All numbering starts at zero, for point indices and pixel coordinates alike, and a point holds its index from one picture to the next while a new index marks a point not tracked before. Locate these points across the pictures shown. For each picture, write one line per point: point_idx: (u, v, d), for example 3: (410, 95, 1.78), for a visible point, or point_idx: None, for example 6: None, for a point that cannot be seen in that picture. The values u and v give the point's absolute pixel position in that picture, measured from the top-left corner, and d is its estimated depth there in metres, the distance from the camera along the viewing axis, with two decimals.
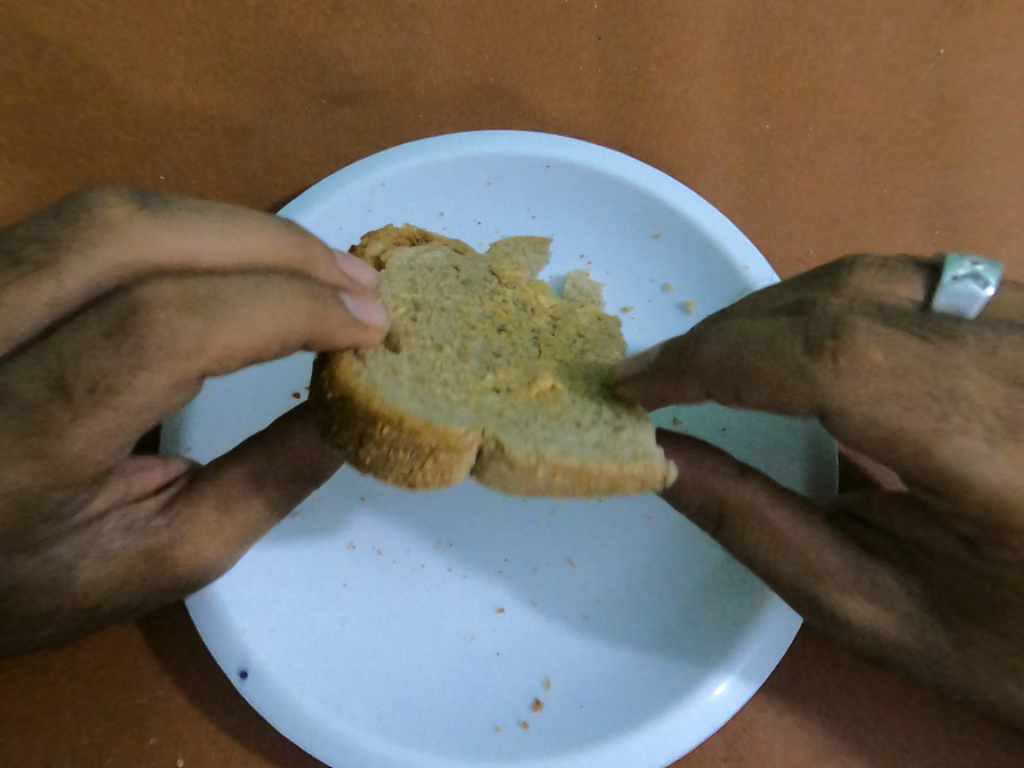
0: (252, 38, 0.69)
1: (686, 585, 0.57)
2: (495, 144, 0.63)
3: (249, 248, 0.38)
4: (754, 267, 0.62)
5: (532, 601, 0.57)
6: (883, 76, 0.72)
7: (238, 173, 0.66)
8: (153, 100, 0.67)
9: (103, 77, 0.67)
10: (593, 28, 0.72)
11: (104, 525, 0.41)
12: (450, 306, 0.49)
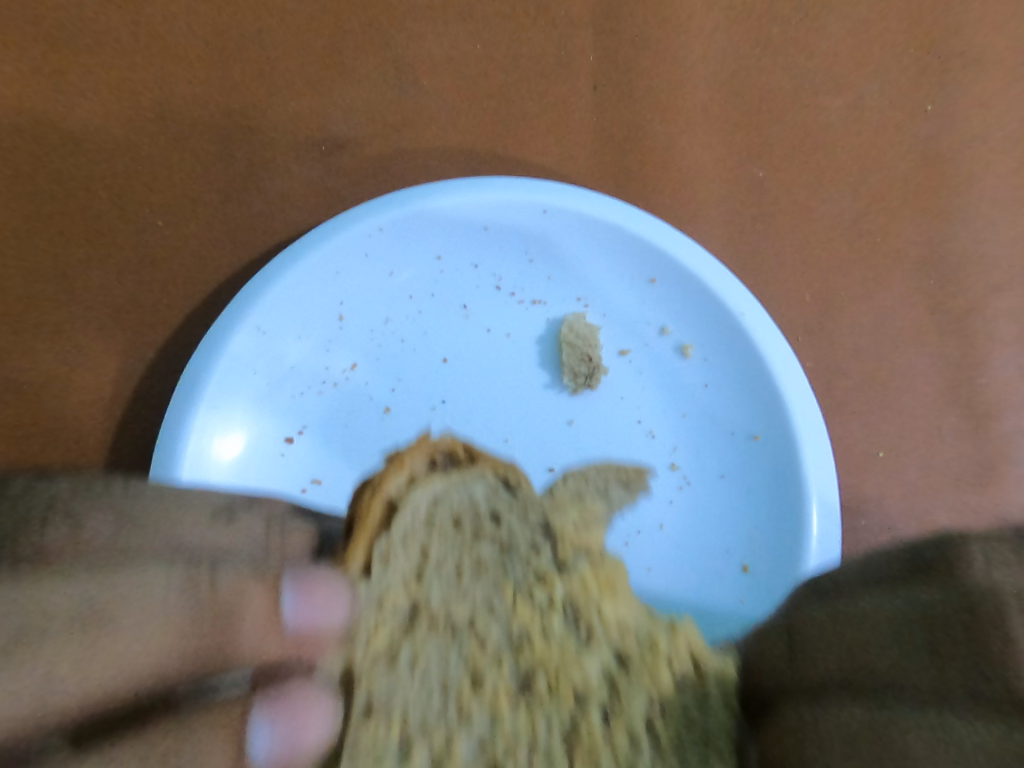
0: (251, 83, 0.69)
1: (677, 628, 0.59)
2: (493, 189, 0.62)
3: (144, 657, 0.33)
4: (749, 314, 0.62)
5: None
6: (878, 130, 0.72)
7: (238, 219, 0.67)
8: (155, 148, 0.68)
9: (107, 130, 0.67)
10: (589, 77, 0.72)
11: None
12: (455, 623, 0.38)
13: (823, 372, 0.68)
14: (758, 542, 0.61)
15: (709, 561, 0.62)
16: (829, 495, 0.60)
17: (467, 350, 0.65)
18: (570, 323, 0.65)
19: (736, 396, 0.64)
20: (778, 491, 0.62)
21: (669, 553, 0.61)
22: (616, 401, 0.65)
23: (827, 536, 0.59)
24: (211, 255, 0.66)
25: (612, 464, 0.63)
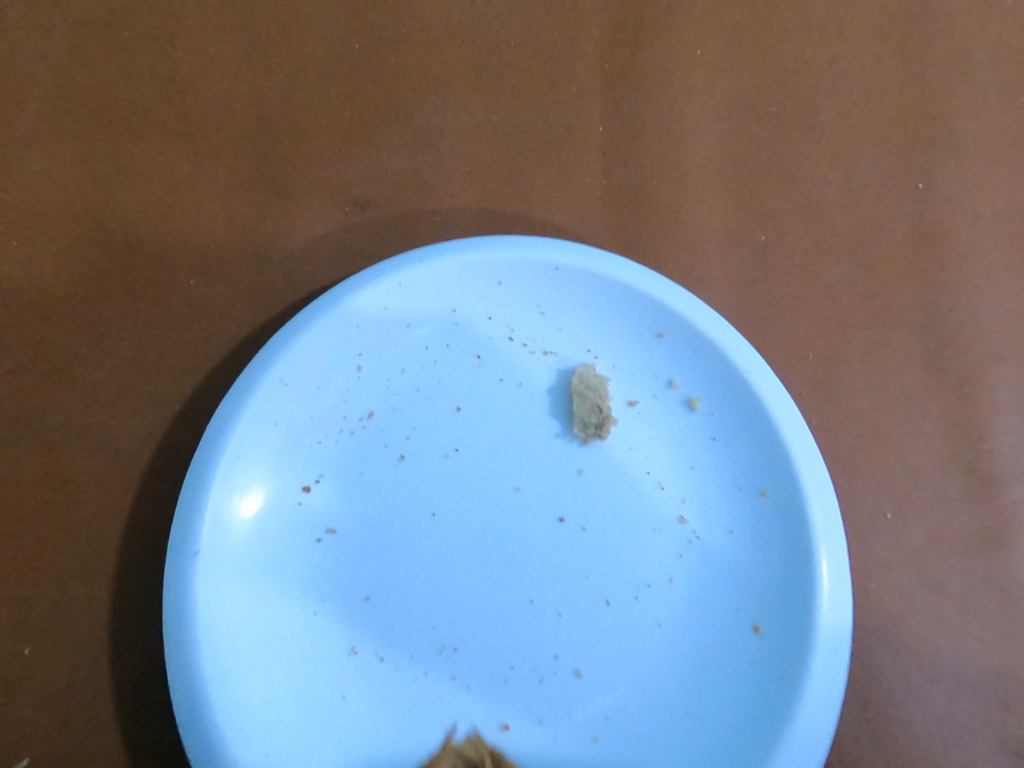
0: (276, 134, 0.66)
1: (688, 677, 0.60)
2: (504, 247, 0.63)
3: None
4: (757, 373, 0.63)
5: (537, 718, 0.58)
6: (876, 200, 0.73)
7: (268, 280, 0.64)
8: (191, 201, 0.64)
9: (134, 180, 0.63)
10: (595, 140, 0.72)
11: None
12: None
13: (826, 432, 0.69)
14: (768, 595, 0.62)
15: (719, 615, 0.62)
16: (837, 551, 0.60)
17: (481, 399, 0.65)
18: (580, 374, 0.65)
19: (742, 449, 0.65)
20: (789, 545, 0.62)
21: (679, 606, 0.62)
22: (627, 451, 0.65)
23: (837, 589, 0.59)
24: (229, 312, 0.63)
25: (621, 515, 0.63)
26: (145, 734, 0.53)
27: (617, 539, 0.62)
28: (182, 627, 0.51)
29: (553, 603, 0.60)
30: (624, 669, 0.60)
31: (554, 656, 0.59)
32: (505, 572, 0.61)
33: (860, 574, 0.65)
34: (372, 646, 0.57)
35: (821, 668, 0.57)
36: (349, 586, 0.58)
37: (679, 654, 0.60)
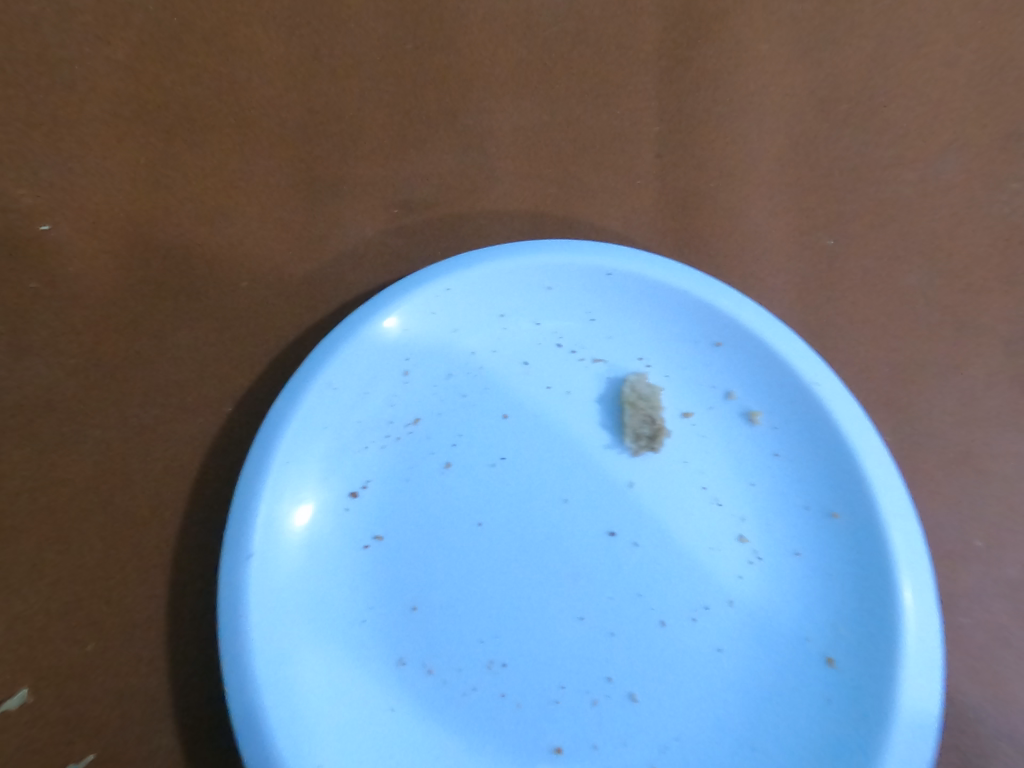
0: (325, 138, 0.65)
1: (757, 708, 0.55)
2: (555, 251, 0.60)
3: None
4: (825, 385, 0.58)
5: (593, 743, 0.53)
6: (961, 200, 0.67)
7: (316, 284, 0.63)
8: (242, 203, 0.63)
9: (187, 180, 0.62)
10: (650, 136, 0.68)
11: None
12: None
13: (905, 451, 0.63)
14: (841, 624, 0.56)
15: (786, 645, 0.56)
16: (923, 576, 0.55)
17: (530, 407, 0.62)
18: (631, 383, 0.62)
19: (807, 466, 0.60)
20: (863, 571, 0.57)
21: (740, 630, 0.57)
22: (680, 465, 0.61)
23: (924, 618, 0.54)
24: (279, 316, 0.62)
25: (677, 534, 0.59)
26: (198, 745, 0.52)
27: (673, 559, 0.58)
28: (236, 632, 0.49)
29: (606, 622, 0.56)
30: (682, 695, 0.55)
31: (606, 678, 0.55)
32: (554, 588, 0.57)
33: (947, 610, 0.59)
34: (419, 658, 0.54)
35: (910, 702, 0.52)
36: (396, 595, 0.55)
37: (744, 684, 0.55)
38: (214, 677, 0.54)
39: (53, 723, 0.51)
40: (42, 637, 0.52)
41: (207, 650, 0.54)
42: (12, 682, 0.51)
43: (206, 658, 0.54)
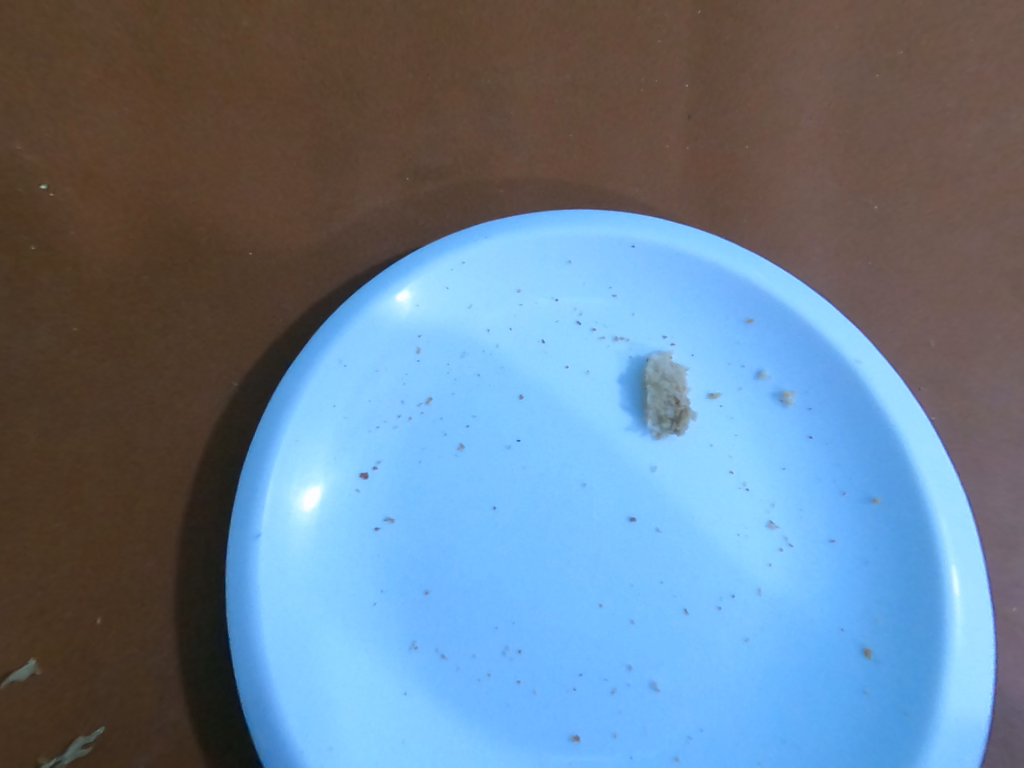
0: (341, 102, 0.63)
1: (794, 706, 0.50)
2: (575, 221, 0.56)
3: None
4: (869, 362, 0.53)
5: (613, 733, 0.50)
6: (1006, 170, 0.66)
7: (326, 253, 0.61)
8: (252, 168, 0.61)
9: (194, 144, 0.60)
10: (680, 101, 0.67)
11: None
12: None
13: (952, 429, 0.62)
14: (883, 616, 0.51)
15: (818, 639, 0.52)
16: (975, 565, 0.49)
17: (546, 386, 0.57)
18: (654, 362, 0.57)
19: (848, 450, 0.55)
20: (911, 564, 0.51)
21: (766, 621, 0.52)
22: (706, 448, 0.56)
23: (975, 613, 0.48)
24: (287, 286, 0.60)
25: (705, 521, 0.54)
26: (204, 726, 0.50)
27: (699, 545, 0.54)
28: (242, 613, 0.47)
29: (626, 609, 0.52)
30: (707, 688, 0.51)
31: (627, 667, 0.51)
32: (572, 574, 0.53)
33: (1001, 599, 0.59)
34: (433, 643, 0.51)
35: (956, 706, 0.47)
36: (409, 579, 0.52)
37: (778, 678, 0.51)
38: (225, 659, 0.51)
39: (59, 698, 0.49)
40: (48, 609, 0.51)
41: (217, 630, 0.52)
42: (16, 655, 0.49)
43: (214, 638, 0.52)
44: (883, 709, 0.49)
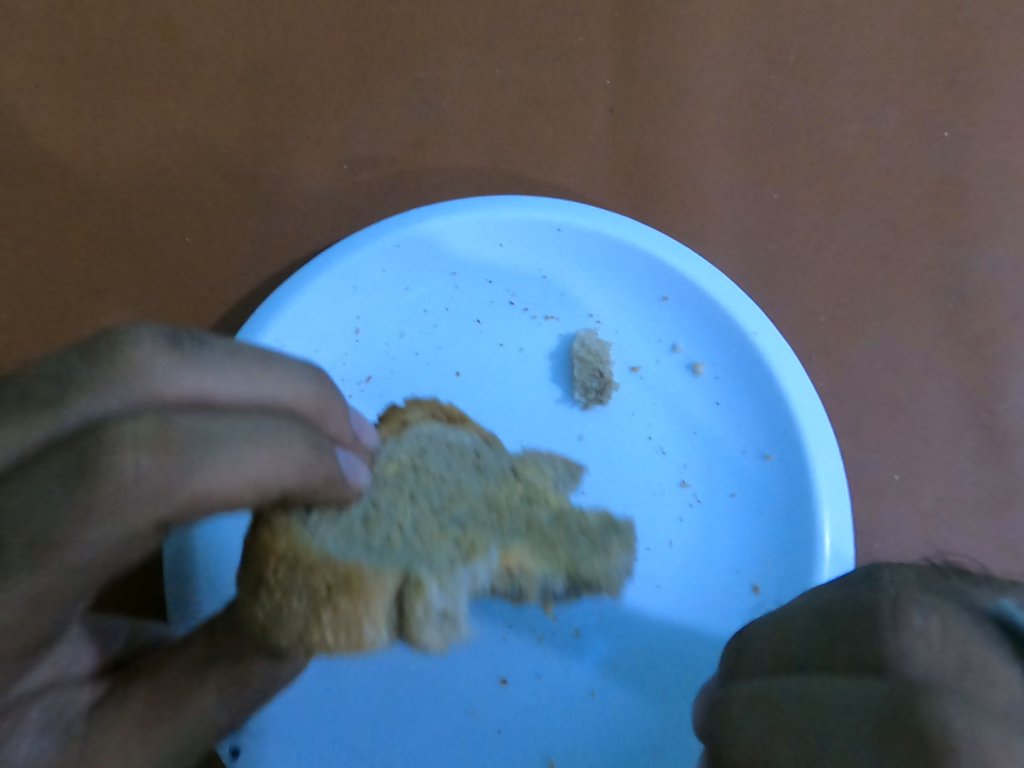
0: (278, 105, 0.72)
1: (685, 638, 0.63)
2: (504, 208, 0.64)
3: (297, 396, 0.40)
4: (764, 335, 0.63)
5: (536, 672, 0.62)
6: (888, 161, 0.74)
7: (265, 241, 0.70)
8: (197, 168, 0.71)
9: (146, 149, 0.71)
10: (604, 96, 0.75)
11: (182, 360, 0.35)
12: (328, 619, 0.41)
13: (839, 393, 0.70)
14: (768, 557, 0.62)
15: (713, 576, 0.63)
16: (843, 514, 0.59)
17: (480, 364, 0.67)
18: (582, 340, 0.66)
19: (745, 413, 0.65)
20: (792, 511, 0.62)
21: (674, 562, 0.64)
22: (627, 415, 0.67)
23: (840, 557, 0.59)
24: (227, 270, 0.69)
25: (620, 474, 0.65)
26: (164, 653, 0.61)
27: (617, 497, 0.65)
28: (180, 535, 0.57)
29: None
30: (617, 625, 0.63)
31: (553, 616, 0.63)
32: None
33: (867, 537, 0.67)
34: None
35: None
36: None
37: (678, 611, 0.63)
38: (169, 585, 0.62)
39: None
40: None
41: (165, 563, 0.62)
42: None
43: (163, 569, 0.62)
44: None
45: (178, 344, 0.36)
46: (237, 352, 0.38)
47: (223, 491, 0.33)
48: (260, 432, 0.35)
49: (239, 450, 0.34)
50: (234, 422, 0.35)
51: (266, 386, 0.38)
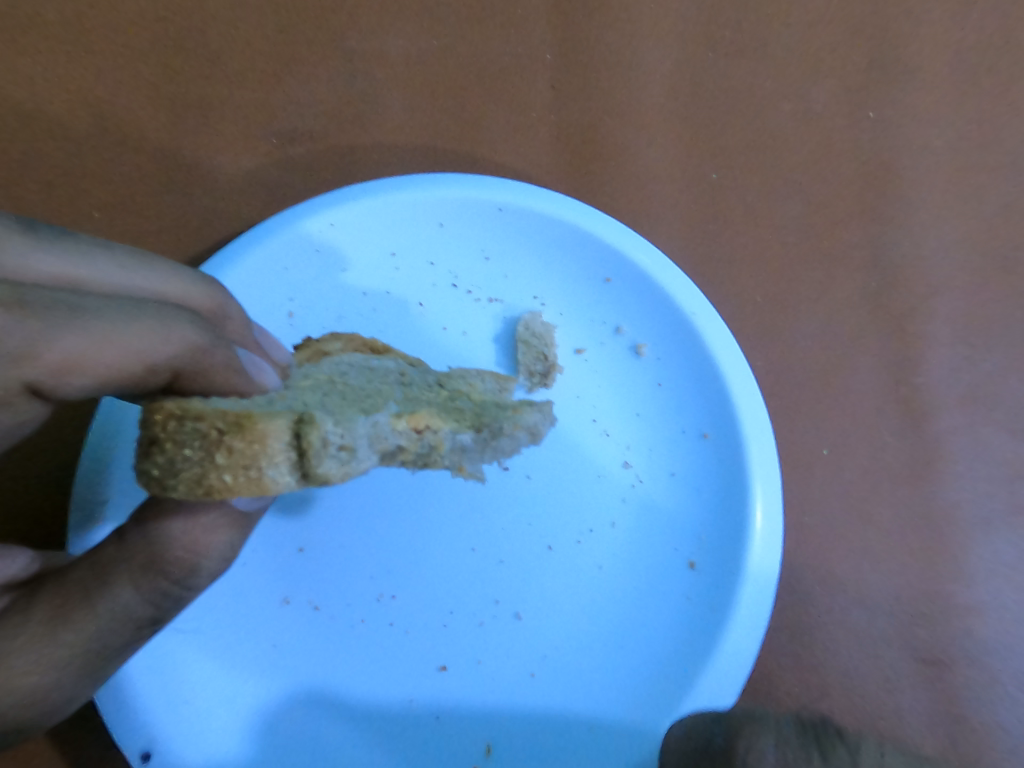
0: (204, 76, 0.72)
1: (625, 622, 0.62)
2: (443, 185, 0.64)
3: (173, 290, 0.49)
4: (701, 316, 0.63)
5: (474, 658, 0.62)
6: (822, 140, 0.75)
7: (188, 209, 0.70)
8: (116, 135, 0.70)
9: (58, 108, 0.69)
10: (544, 72, 0.74)
11: (57, 251, 0.44)
12: (221, 459, 0.39)
13: (773, 372, 0.71)
14: (706, 536, 0.63)
15: (654, 557, 0.63)
16: (772, 493, 0.60)
17: (421, 345, 0.67)
18: (525, 322, 0.66)
19: (687, 393, 0.65)
20: (728, 490, 0.62)
21: (617, 545, 0.64)
22: (573, 399, 0.67)
23: (769, 536, 0.59)
24: (144, 237, 0.68)
25: (564, 457, 0.66)
26: None
27: (561, 481, 0.65)
28: (95, 476, 0.56)
29: (495, 551, 0.64)
30: (558, 609, 0.63)
31: (494, 601, 0.63)
32: (438, 525, 0.65)
33: (797, 509, 0.68)
34: (304, 598, 0.62)
35: (745, 613, 0.58)
36: (284, 540, 0.63)
37: (618, 595, 0.63)
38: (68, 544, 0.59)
39: None
40: None
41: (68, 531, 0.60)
42: None
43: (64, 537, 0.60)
44: (691, 628, 0.60)
45: (57, 240, 0.45)
46: (115, 253, 0.48)
47: (97, 358, 0.38)
48: (136, 311, 0.41)
49: (113, 323, 0.39)
50: (112, 308, 0.40)
51: (138, 282, 0.47)
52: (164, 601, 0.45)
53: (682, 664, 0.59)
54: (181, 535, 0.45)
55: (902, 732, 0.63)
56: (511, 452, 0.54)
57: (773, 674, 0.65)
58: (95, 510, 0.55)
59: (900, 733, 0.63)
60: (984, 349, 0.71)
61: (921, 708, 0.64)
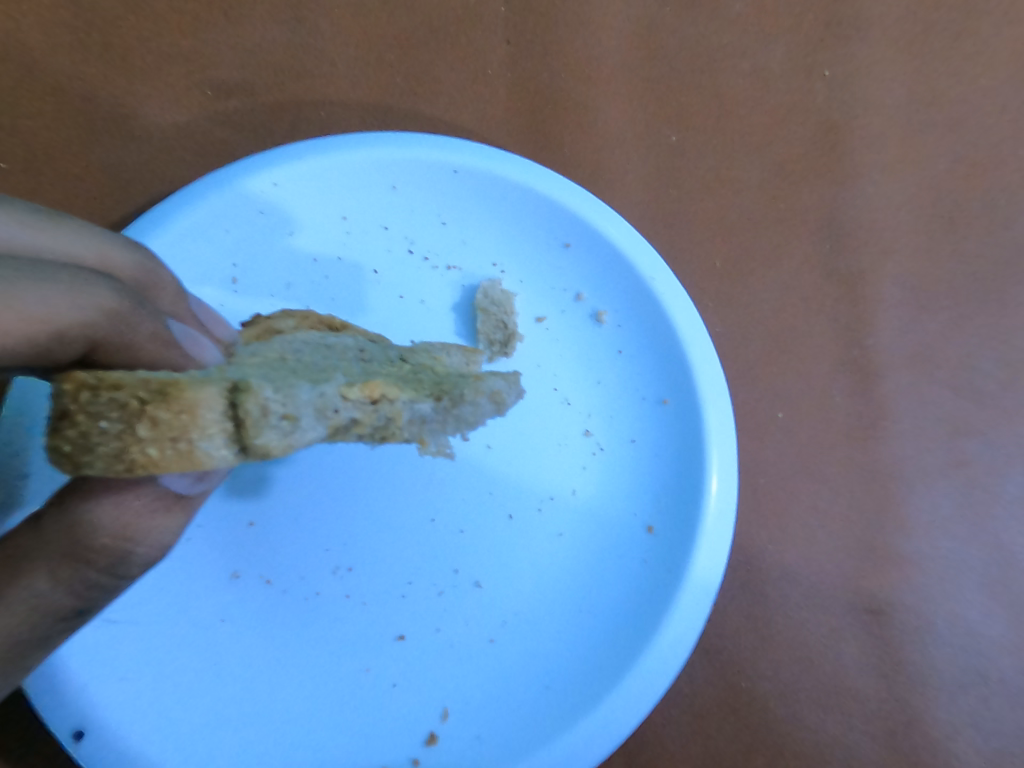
0: (129, 23, 0.66)
1: (584, 587, 0.62)
2: (394, 144, 0.60)
3: (96, 255, 0.45)
4: (660, 279, 0.61)
5: (431, 628, 0.61)
6: (779, 99, 0.73)
7: (114, 168, 0.64)
8: (27, 82, 0.64)
9: None
10: (495, 23, 0.70)
11: None
12: (144, 431, 0.36)
13: (729, 338, 0.71)
14: (664, 501, 0.63)
15: (613, 523, 0.63)
16: (727, 454, 0.60)
17: (377, 313, 0.64)
18: (484, 290, 0.64)
19: (646, 358, 0.64)
20: (684, 454, 0.62)
21: (575, 513, 0.64)
22: (533, 368, 0.65)
23: (724, 499, 0.59)
24: (65, 198, 0.63)
25: (524, 427, 0.64)
26: None
27: (521, 452, 0.64)
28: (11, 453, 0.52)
29: (453, 522, 0.63)
30: (517, 577, 0.63)
31: (453, 571, 0.62)
32: (395, 498, 0.63)
33: (752, 473, 0.69)
34: (255, 573, 0.60)
35: (698, 575, 0.58)
36: (232, 514, 0.61)
37: (577, 563, 0.63)
38: None
39: None
40: None
41: None
42: None
43: None
44: (648, 591, 0.60)
45: None
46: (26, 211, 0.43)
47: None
48: (45, 274, 0.37)
49: (15, 286, 0.35)
50: (16, 269, 0.36)
51: (51, 243, 0.43)
52: (90, 590, 0.42)
53: (639, 627, 0.59)
54: (107, 516, 0.42)
55: (849, 685, 0.65)
56: (475, 422, 0.52)
57: (729, 636, 0.67)
58: (17, 491, 0.52)
59: (848, 687, 0.65)
60: (931, 310, 0.71)
61: (867, 662, 0.66)
